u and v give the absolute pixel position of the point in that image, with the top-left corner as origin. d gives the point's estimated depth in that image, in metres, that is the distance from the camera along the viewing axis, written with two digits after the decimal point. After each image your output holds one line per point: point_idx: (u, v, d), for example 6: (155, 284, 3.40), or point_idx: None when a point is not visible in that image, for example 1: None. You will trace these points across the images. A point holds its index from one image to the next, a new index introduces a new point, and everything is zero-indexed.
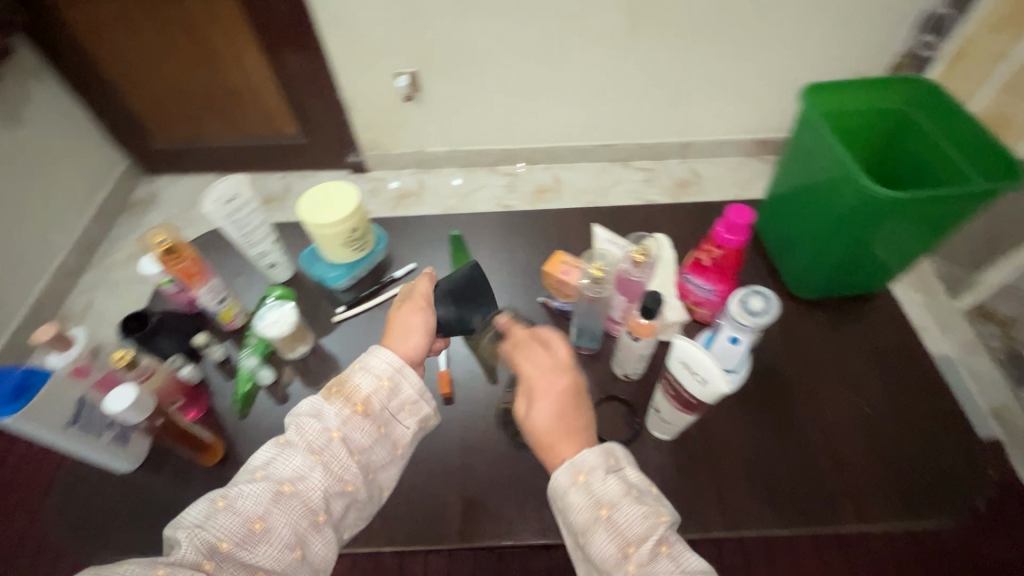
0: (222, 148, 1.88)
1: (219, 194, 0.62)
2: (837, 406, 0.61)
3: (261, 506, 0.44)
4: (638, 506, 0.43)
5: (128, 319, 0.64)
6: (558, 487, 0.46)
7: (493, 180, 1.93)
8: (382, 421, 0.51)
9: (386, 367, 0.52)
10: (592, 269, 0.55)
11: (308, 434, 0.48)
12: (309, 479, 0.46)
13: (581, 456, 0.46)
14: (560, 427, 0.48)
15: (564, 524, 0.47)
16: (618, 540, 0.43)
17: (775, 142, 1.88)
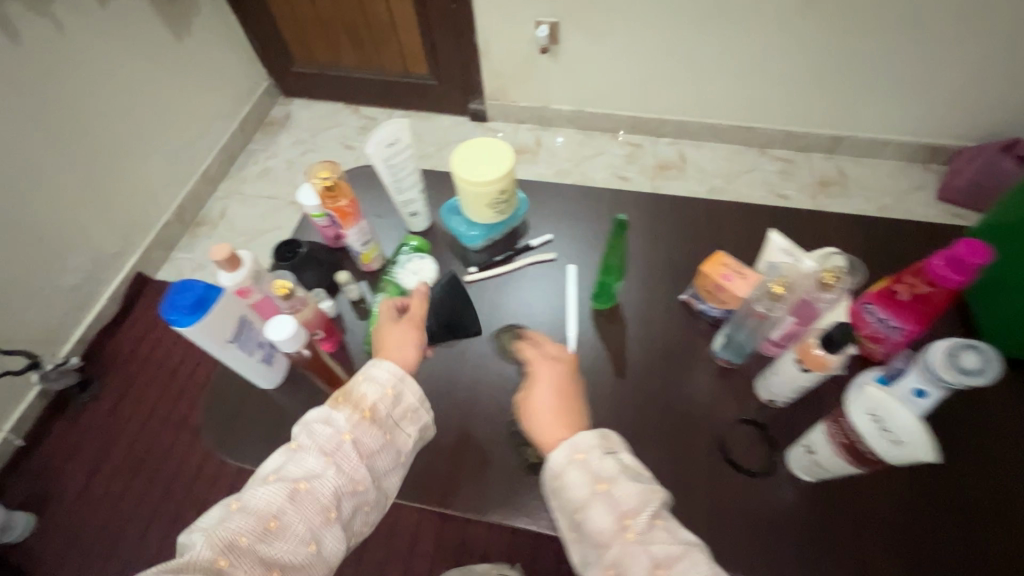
0: (355, 79, 1.93)
1: (381, 136, 0.62)
2: (1014, 492, 0.53)
3: (275, 505, 0.45)
4: (634, 483, 0.46)
5: (280, 246, 0.67)
6: (555, 465, 0.48)
7: (613, 148, 1.83)
8: (387, 427, 0.52)
9: (390, 377, 0.53)
10: (773, 285, 0.51)
11: (318, 438, 0.49)
12: (323, 476, 0.47)
13: (581, 436, 0.48)
14: (550, 416, 0.51)
15: (555, 499, 0.48)
16: (617, 514, 0.45)
17: (950, 150, 1.62)
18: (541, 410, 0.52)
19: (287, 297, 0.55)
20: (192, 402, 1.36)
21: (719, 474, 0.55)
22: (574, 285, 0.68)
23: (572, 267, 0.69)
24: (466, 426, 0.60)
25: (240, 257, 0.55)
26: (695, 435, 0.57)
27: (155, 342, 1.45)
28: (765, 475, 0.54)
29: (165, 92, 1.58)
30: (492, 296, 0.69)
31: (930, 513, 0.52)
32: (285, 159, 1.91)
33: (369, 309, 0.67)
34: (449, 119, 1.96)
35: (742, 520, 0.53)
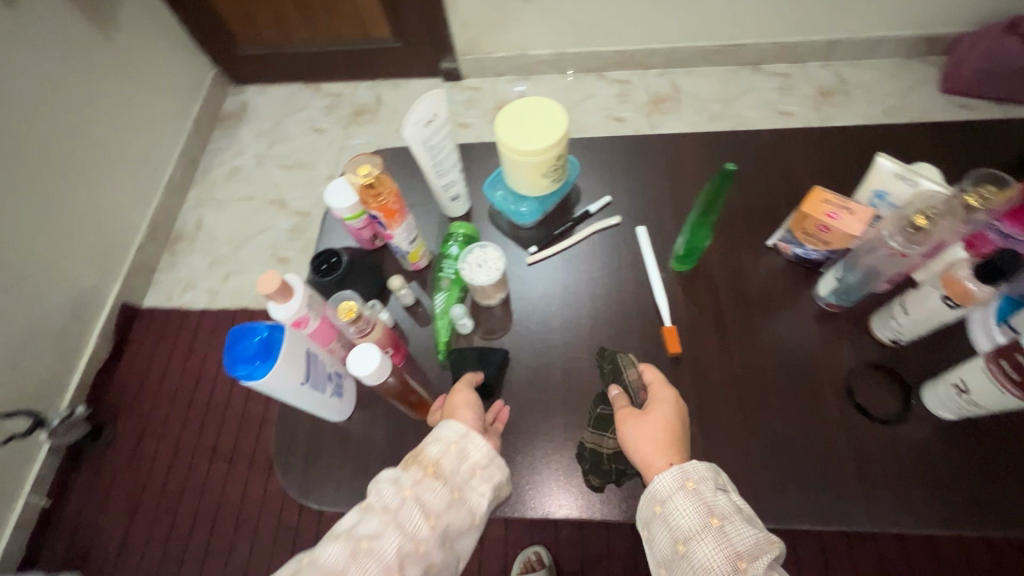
0: (311, 54, 1.76)
1: (418, 115, 0.52)
2: None
3: (339, 562, 0.39)
4: (749, 527, 0.40)
5: (316, 259, 0.59)
6: (661, 489, 0.44)
7: (602, 88, 1.73)
8: (455, 485, 0.45)
9: (451, 433, 0.47)
10: (918, 217, 0.46)
11: (383, 495, 0.43)
12: (384, 536, 0.40)
13: (693, 464, 0.44)
14: (657, 446, 0.46)
15: (653, 530, 0.44)
16: (729, 555, 0.39)
17: (947, 39, 1.57)
18: (646, 434, 0.47)
19: (355, 321, 0.48)
20: (218, 430, 1.28)
21: (855, 425, 0.51)
22: (649, 247, 0.61)
23: (641, 228, 0.63)
24: (569, 421, 0.54)
25: (291, 283, 0.47)
26: (820, 388, 0.53)
27: (162, 374, 1.36)
28: (903, 418, 0.51)
29: (106, 100, 1.40)
30: (561, 275, 0.62)
31: None
32: (253, 154, 1.75)
33: (430, 312, 0.60)
34: (421, 84, 1.81)
35: (893, 469, 0.49)
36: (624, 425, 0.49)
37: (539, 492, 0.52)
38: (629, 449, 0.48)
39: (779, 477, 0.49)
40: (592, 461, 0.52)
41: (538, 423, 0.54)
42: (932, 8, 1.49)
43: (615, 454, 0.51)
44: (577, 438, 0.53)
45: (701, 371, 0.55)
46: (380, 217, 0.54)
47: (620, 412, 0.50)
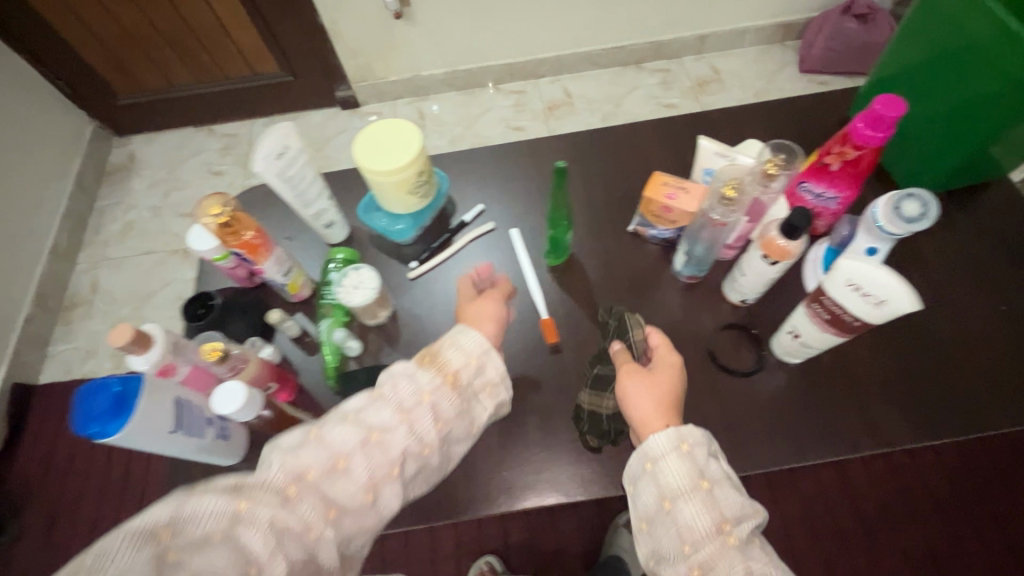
0: (197, 96, 1.70)
1: (267, 148, 0.53)
2: (973, 305, 0.57)
3: (349, 447, 0.40)
4: (736, 492, 0.43)
5: (188, 305, 0.57)
6: (655, 447, 0.45)
7: (498, 101, 1.78)
8: (466, 398, 0.47)
9: (477, 346, 0.48)
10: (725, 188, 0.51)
11: (401, 392, 0.44)
12: (394, 432, 0.41)
13: (688, 429, 0.45)
14: (659, 406, 0.48)
15: (639, 484, 0.46)
16: (716, 515, 0.41)
17: (799, 25, 1.72)
18: (648, 393, 0.48)
19: (223, 359, 0.48)
20: (141, 498, 1.21)
21: (718, 383, 0.56)
22: (523, 247, 0.65)
23: (514, 230, 0.66)
24: None
25: (149, 334, 0.47)
26: (685, 355, 0.57)
27: (68, 451, 1.26)
28: (757, 370, 0.56)
29: None
30: (443, 285, 0.64)
31: (914, 358, 0.55)
32: (148, 206, 1.67)
33: (316, 341, 0.60)
34: (320, 114, 1.80)
35: (752, 418, 0.54)
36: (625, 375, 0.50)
37: (439, 498, 0.53)
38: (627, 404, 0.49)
39: None
40: (590, 422, 0.55)
41: None
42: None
43: (613, 416, 0.54)
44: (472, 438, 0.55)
45: (581, 355, 0.59)
46: (245, 253, 0.54)
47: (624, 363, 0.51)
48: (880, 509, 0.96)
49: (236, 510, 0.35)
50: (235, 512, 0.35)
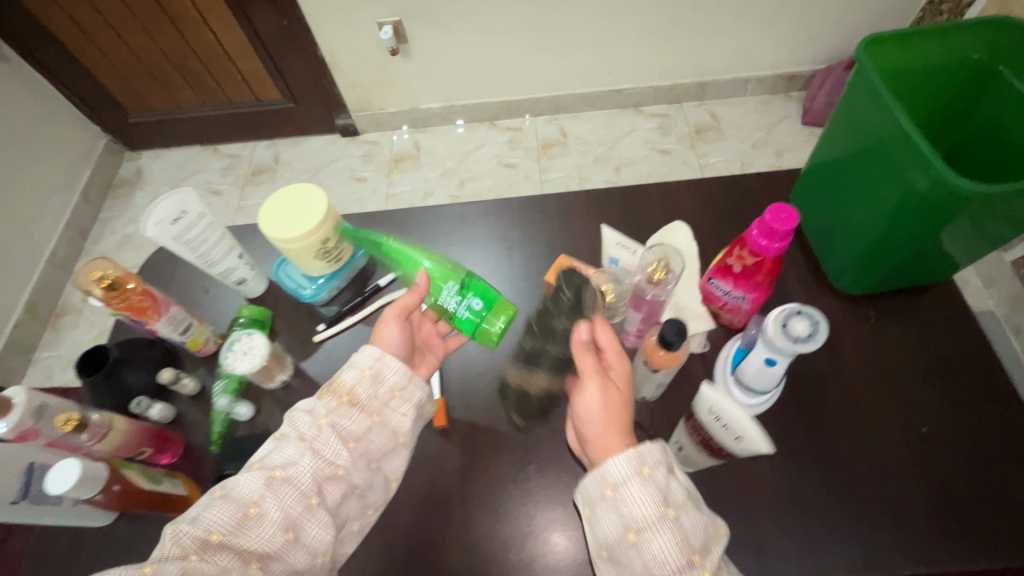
0: (201, 118, 1.76)
1: (161, 214, 0.53)
2: (888, 426, 0.53)
3: (255, 492, 0.43)
4: (701, 514, 0.40)
5: (82, 358, 0.58)
6: (618, 476, 0.41)
7: (494, 136, 1.79)
8: (374, 410, 0.50)
9: (367, 358, 0.51)
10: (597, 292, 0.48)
11: (299, 426, 0.48)
12: (300, 466, 0.46)
13: (649, 448, 0.41)
14: (618, 428, 0.44)
15: (598, 510, 0.42)
16: (683, 549, 0.38)
17: (806, 76, 1.66)
18: (605, 414, 0.44)
19: (80, 429, 0.47)
20: None
21: None
22: None
23: None
24: None
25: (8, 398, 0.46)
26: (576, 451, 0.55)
27: None
28: None
29: None
30: (347, 350, 0.63)
31: (816, 481, 0.51)
32: None
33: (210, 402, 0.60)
34: (319, 141, 1.83)
35: None
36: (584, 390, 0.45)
37: None
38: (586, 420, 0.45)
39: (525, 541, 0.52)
40: (514, 401, 0.57)
41: None
42: (785, 50, 1.59)
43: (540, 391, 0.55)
44: None
45: (471, 439, 0.58)
46: (132, 315, 0.54)
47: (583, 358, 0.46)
48: None
49: (207, 539, 0.41)
50: (206, 540, 0.41)
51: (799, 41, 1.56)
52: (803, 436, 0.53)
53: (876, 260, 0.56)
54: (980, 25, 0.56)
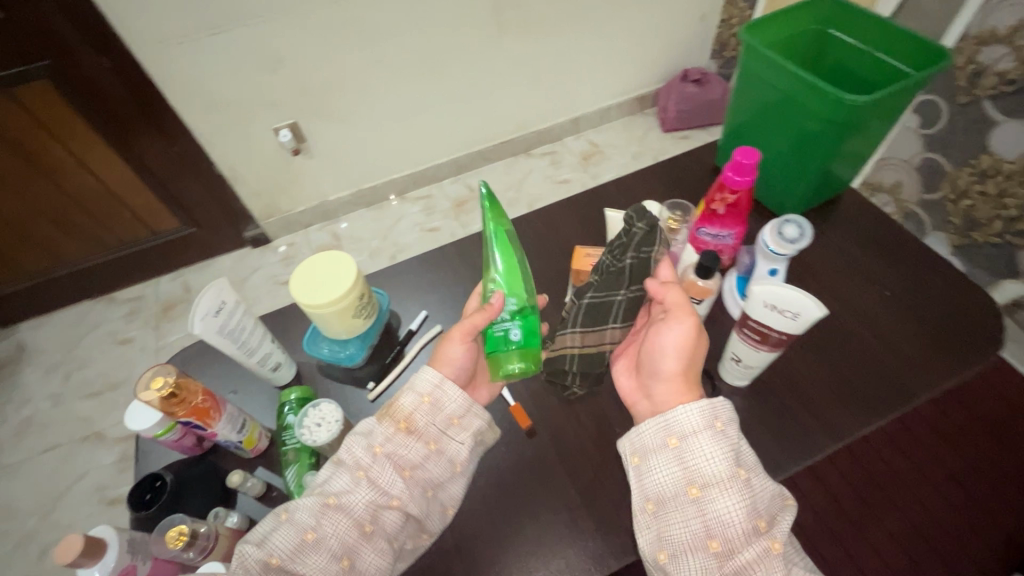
0: (82, 270, 1.53)
1: (205, 307, 0.53)
2: (864, 298, 0.67)
3: (312, 518, 0.46)
4: (765, 482, 0.46)
5: (132, 492, 0.52)
6: (692, 424, 0.47)
7: (408, 208, 1.75)
8: (431, 438, 0.51)
9: (426, 383, 0.53)
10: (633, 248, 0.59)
11: (355, 452, 0.49)
12: (355, 494, 0.47)
13: (720, 405, 0.47)
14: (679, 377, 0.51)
15: (659, 459, 0.48)
16: (751, 512, 0.43)
17: (651, 94, 1.92)
18: (674, 351, 0.51)
19: (191, 543, 0.44)
20: None
21: None
22: None
23: None
24: (459, 533, 0.55)
25: (100, 538, 0.42)
26: None
27: None
28: (715, 401, 0.60)
29: None
30: None
31: (838, 353, 0.62)
32: (45, 396, 1.43)
33: (280, 493, 0.56)
34: (228, 258, 1.66)
35: None
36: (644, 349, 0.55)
37: None
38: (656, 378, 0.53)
39: None
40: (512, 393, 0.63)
41: (430, 550, 0.54)
42: (641, 75, 1.84)
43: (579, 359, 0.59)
44: (472, 545, 0.54)
45: (555, 432, 0.60)
46: (194, 421, 0.52)
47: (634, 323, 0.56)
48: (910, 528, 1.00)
49: (268, 563, 0.44)
50: (267, 564, 0.44)
51: (644, 67, 1.81)
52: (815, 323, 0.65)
53: (807, 181, 0.71)
54: (806, 4, 0.77)
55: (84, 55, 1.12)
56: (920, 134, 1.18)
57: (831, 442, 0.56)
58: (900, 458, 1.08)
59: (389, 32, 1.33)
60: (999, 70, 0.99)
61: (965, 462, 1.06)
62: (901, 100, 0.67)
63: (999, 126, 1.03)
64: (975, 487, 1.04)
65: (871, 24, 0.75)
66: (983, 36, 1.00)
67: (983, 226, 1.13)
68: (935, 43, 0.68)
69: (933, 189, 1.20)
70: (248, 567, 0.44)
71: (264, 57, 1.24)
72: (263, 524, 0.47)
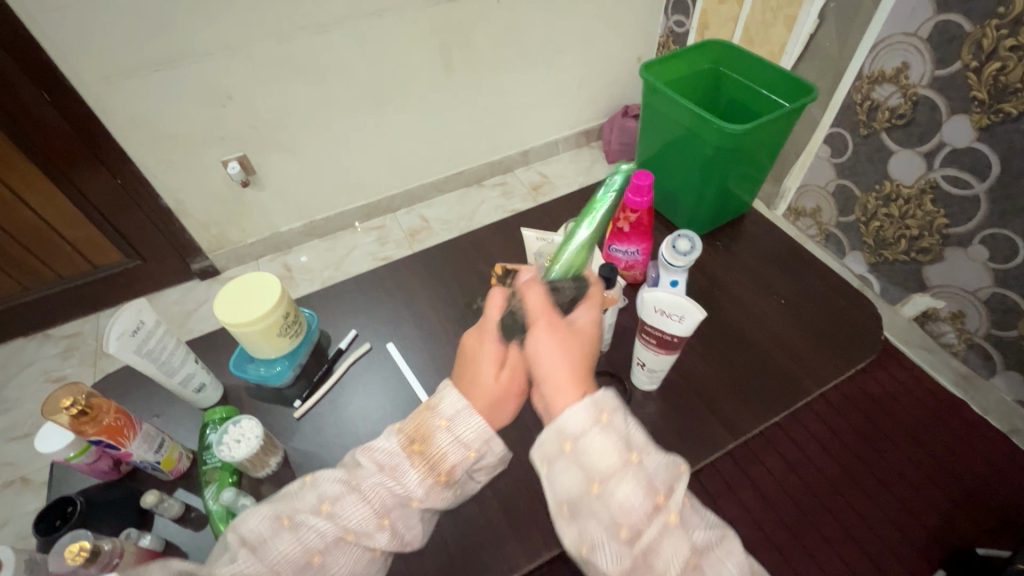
0: (14, 309, 1.46)
1: (121, 328, 0.54)
2: (762, 306, 0.73)
3: (322, 543, 0.43)
4: (661, 455, 0.41)
5: (39, 519, 0.52)
6: (573, 423, 0.41)
7: (361, 239, 1.76)
8: (460, 483, 0.48)
9: (474, 437, 0.46)
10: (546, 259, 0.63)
11: (379, 489, 0.45)
12: (374, 534, 0.44)
13: (604, 395, 0.42)
14: (567, 372, 0.45)
15: (557, 465, 0.41)
16: (649, 491, 0.39)
17: (596, 129, 2.02)
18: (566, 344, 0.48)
19: (92, 559, 0.45)
20: None
21: None
22: (404, 361, 0.69)
23: (392, 344, 0.71)
24: None
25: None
26: None
27: None
28: (628, 406, 0.63)
29: None
30: (331, 415, 0.65)
31: (739, 356, 0.67)
32: None
33: (200, 514, 0.56)
34: (175, 291, 1.62)
35: None
36: (541, 322, 0.50)
37: None
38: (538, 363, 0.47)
39: None
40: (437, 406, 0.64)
41: None
42: (584, 112, 1.94)
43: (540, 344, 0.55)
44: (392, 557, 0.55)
45: None
46: (106, 439, 0.52)
47: (532, 287, 0.53)
48: (849, 536, 1.03)
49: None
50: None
51: (585, 104, 1.91)
52: (718, 331, 0.70)
53: (708, 201, 0.78)
54: (698, 47, 0.88)
55: (24, 89, 1.12)
56: (832, 162, 1.26)
57: (733, 440, 0.60)
58: (832, 465, 1.12)
59: (338, 70, 1.38)
60: (890, 105, 1.08)
61: (902, 473, 1.10)
62: (781, 128, 0.75)
63: (895, 156, 1.11)
64: (907, 493, 1.08)
65: (754, 63, 0.85)
66: (875, 75, 1.08)
67: (891, 245, 1.22)
68: (803, 78, 0.78)
69: (847, 213, 1.28)
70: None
71: (212, 92, 1.27)
72: (257, 522, 0.44)
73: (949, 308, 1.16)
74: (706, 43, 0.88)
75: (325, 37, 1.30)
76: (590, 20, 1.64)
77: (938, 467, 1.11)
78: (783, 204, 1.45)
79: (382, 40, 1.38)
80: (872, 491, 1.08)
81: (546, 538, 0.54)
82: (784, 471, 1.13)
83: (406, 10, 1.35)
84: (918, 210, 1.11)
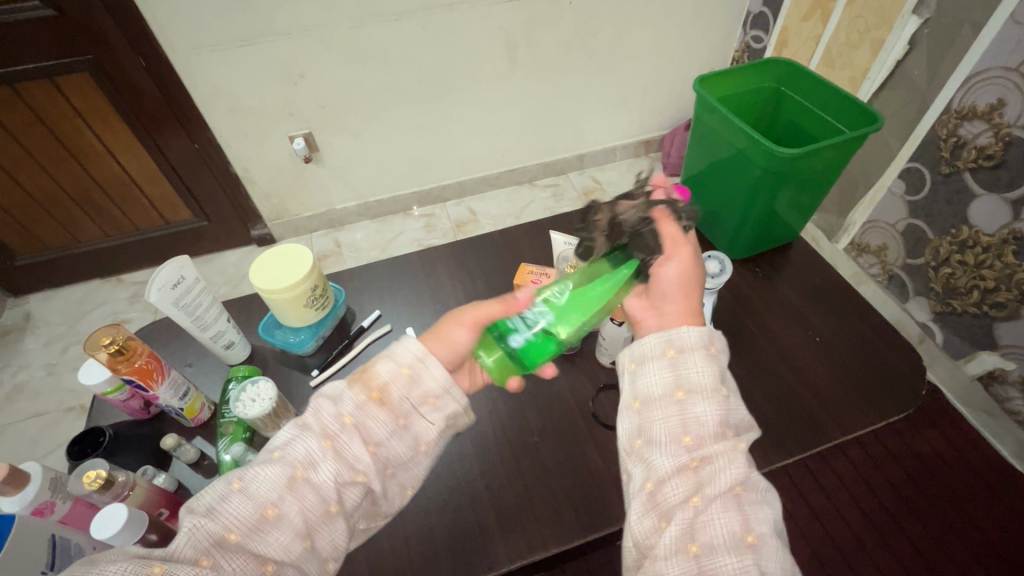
0: (94, 252, 1.59)
1: (163, 279, 0.59)
2: (796, 340, 0.69)
3: (273, 492, 0.41)
4: (745, 409, 0.45)
5: (72, 444, 0.57)
6: (688, 337, 0.47)
7: (409, 224, 1.81)
8: (402, 413, 0.46)
9: (408, 355, 0.47)
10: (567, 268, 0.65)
11: (323, 418, 0.44)
12: (320, 468, 0.42)
13: (716, 334, 0.48)
14: (687, 298, 0.51)
15: (651, 364, 0.46)
16: (724, 420, 0.43)
17: (657, 139, 1.97)
18: (678, 281, 0.52)
19: (105, 487, 0.50)
20: None
21: (600, 439, 0.62)
22: None
23: (410, 329, 0.73)
24: None
25: (26, 473, 0.49)
26: (573, 420, 0.64)
27: None
28: None
29: None
30: None
31: (762, 390, 0.64)
32: (43, 364, 1.46)
33: (213, 464, 0.60)
34: (234, 253, 1.72)
35: None
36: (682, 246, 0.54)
37: None
38: (659, 280, 0.53)
39: (553, 503, 0.57)
40: None
41: None
42: (646, 121, 1.90)
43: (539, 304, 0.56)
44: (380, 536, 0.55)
45: (480, 436, 0.63)
46: (137, 379, 0.56)
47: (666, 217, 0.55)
48: None
49: (223, 538, 0.38)
50: (223, 540, 0.38)
51: (648, 113, 1.87)
52: (742, 360, 0.67)
53: (750, 224, 0.76)
54: (761, 65, 0.85)
55: (123, 53, 1.22)
56: (904, 199, 1.17)
57: None
58: (862, 520, 1.05)
59: (405, 58, 1.42)
60: (978, 144, 0.99)
61: (941, 544, 1.01)
62: (840, 156, 0.71)
63: (978, 199, 1.02)
64: (943, 565, 0.99)
65: (820, 87, 0.81)
66: (965, 110, 0.99)
67: (961, 295, 1.11)
68: (870, 105, 0.73)
69: (915, 254, 1.18)
70: (198, 539, 0.38)
71: (286, 70, 1.34)
72: (208, 493, 0.41)
73: (1020, 371, 1.05)
74: (770, 62, 0.85)
75: (396, 26, 1.34)
76: (663, 28, 1.60)
77: (986, 544, 1.00)
78: (846, 238, 1.36)
79: (450, 32, 1.40)
80: (904, 558, 0.99)
81: (530, 542, 0.54)
82: (810, 520, 1.06)
83: (477, 5, 1.37)
84: (997, 260, 1.01)
